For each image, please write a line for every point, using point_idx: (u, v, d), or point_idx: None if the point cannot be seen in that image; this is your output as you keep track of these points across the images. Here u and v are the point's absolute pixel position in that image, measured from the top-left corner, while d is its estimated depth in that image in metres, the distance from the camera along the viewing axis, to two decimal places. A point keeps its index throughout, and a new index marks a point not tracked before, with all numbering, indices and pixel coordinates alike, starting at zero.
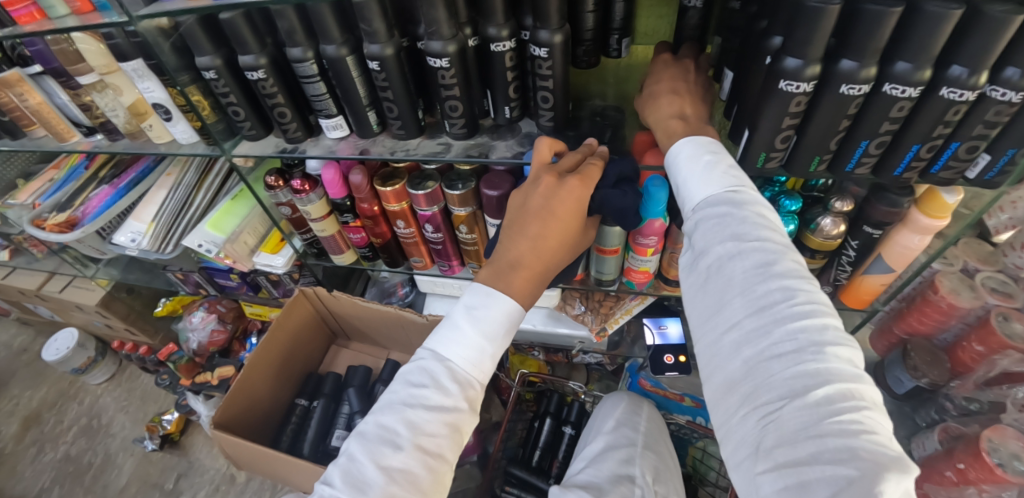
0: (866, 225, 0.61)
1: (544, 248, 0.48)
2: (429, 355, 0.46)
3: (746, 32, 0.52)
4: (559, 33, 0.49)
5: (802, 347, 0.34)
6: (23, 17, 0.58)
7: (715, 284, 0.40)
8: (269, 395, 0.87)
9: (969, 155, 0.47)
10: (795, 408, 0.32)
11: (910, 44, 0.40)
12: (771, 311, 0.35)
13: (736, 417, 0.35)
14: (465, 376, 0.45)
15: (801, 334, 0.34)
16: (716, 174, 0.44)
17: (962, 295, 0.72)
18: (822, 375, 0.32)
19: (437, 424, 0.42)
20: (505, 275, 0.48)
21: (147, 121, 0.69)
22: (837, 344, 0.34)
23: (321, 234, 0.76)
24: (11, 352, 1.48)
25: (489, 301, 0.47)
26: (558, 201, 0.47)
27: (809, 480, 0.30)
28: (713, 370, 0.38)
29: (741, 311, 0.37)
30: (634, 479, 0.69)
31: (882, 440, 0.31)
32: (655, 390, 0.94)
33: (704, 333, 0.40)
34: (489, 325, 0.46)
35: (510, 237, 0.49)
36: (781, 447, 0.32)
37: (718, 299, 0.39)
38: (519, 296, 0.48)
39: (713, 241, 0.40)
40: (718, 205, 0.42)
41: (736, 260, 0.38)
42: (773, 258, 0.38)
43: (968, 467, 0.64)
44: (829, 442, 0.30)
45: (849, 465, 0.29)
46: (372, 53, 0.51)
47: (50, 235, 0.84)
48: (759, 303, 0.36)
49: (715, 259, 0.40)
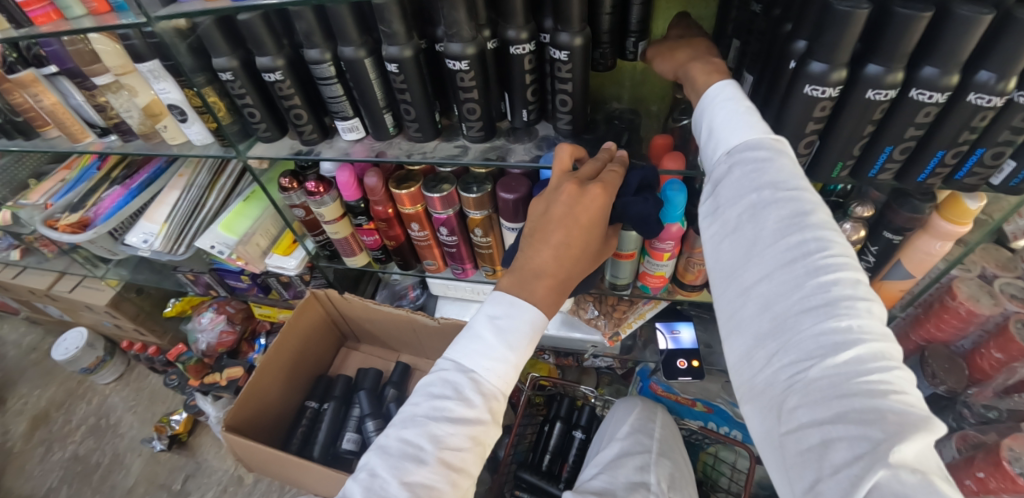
0: (886, 231, 0.60)
1: (567, 256, 0.48)
2: (451, 366, 0.45)
3: (769, 36, 0.52)
4: (579, 36, 0.49)
5: (834, 302, 0.32)
6: (40, 17, 0.58)
7: (743, 233, 0.38)
8: (280, 398, 0.87)
9: (995, 161, 0.47)
10: (825, 365, 0.31)
11: (938, 50, 0.39)
12: (803, 263, 0.34)
13: (761, 372, 0.34)
14: (490, 388, 0.45)
15: (833, 288, 0.33)
16: (750, 124, 0.42)
17: (982, 302, 0.71)
18: (853, 333, 0.32)
19: (461, 438, 0.42)
20: (529, 283, 0.48)
21: (162, 122, 0.68)
22: (869, 302, 0.33)
23: (334, 236, 0.75)
24: (20, 351, 1.48)
25: (512, 310, 0.47)
26: (581, 208, 0.46)
27: (832, 439, 0.29)
28: (739, 322, 0.37)
29: (773, 263, 0.35)
30: (648, 486, 0.68)
31: (909, 400, 0.30)
32: (667, 395, 0.93)
33: (728, 283, 0.38)
34: (513, 334, 0.46)
35: (531, 245, 0.48)
36: (806, 403, 0.31)
37: (748, 249, 0.37)
38: (542, 304, 0.48)
39: (745, 190, 0.39)
40: (754, 152, 0.40)
41: (770, 210, 0.37)
42: (807, 212, 0.36)
43: (988, 476, 0.62)
44: (855, 400, 0.30)
45: (875, 424, 0.28)
46: (391, 55, 0.51)
47: (62, 236, 0.84)
48: (792, 256, 0.35)
49: (746, 209, 0.38)
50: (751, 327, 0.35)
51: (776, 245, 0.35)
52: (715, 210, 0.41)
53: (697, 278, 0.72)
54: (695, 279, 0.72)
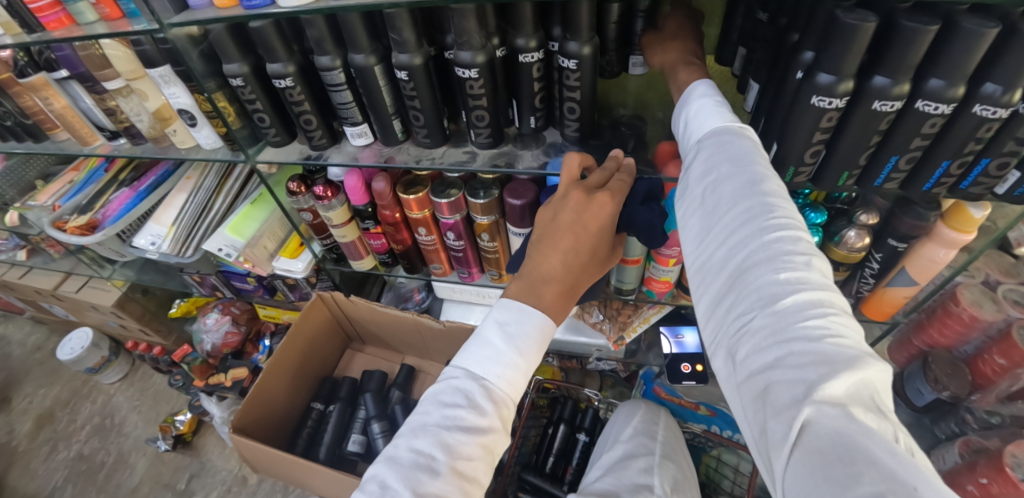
0: (891, 238, 0.60)
1: (575, 262, 0.48)
2: (462, 374, 0.46)
3: (776, 46, 0.52)
4: (588, 45, 0.49)
5: (777, 254, 0.33)
6: (52, 23, 0.59)
7: (703, 208, 0.39)
8: (286, 400, 0.87)
9: (1000, 171, 0.47)
10: (766, 314, 0.31)
11: (944, 63, 0.40)
12: (750, 224, 0.35)
13: (720, 331, 0.35)
14: (500, 395, 0.46)
15: (775, 244, 0.33)
16: (716, 112, 0.44)
17: (985, 308, 0.72)
18: (793, 283, 0.32)
19: (473, 447, 0.42)
20: (538, 288, 0.49)
21: (172, 127, 0.69)
22: (814, 257, 0.33)
23: (342, 240, 0.76)
24: (25, 350, 1.49)
25: (521, 317, 0.48)
26: (589, 215, 0.47)
27: (774, 382, 0.29)
28: (701, 289, 0.38)
29: (725, 228, 0.36)
30: (653, 489, 0.69)
31: (850, 345, 0.29)
32: (669, 398, 0.93)
33: (691, 255, 0.40)
34: (523, 341, 0.47)
35: (540, 251, 0.49)
36: (751, 352, 0.31)
37: (707, 218, 0.38)
38: (550, 310, 0.49)
39: (706, 167, 0.40)
40: (717, 135, 0.42)
41: (725, 180, 0.38)
42: (759, 179, 0.37)
43: (991, 482, 0.62)
44: (792, 343, 0.30)
45: (809, 365, 0.28)
46: (401, 62, 0.51)
47: (71, 238, 0.84)
48: (741, 219, 0.36)
49: (706, 183, 0.40)
50: (710, 290, 0.36)
51: (728, 211, 0.37)
52: (683, 189, 0.43)
53: None
54: None
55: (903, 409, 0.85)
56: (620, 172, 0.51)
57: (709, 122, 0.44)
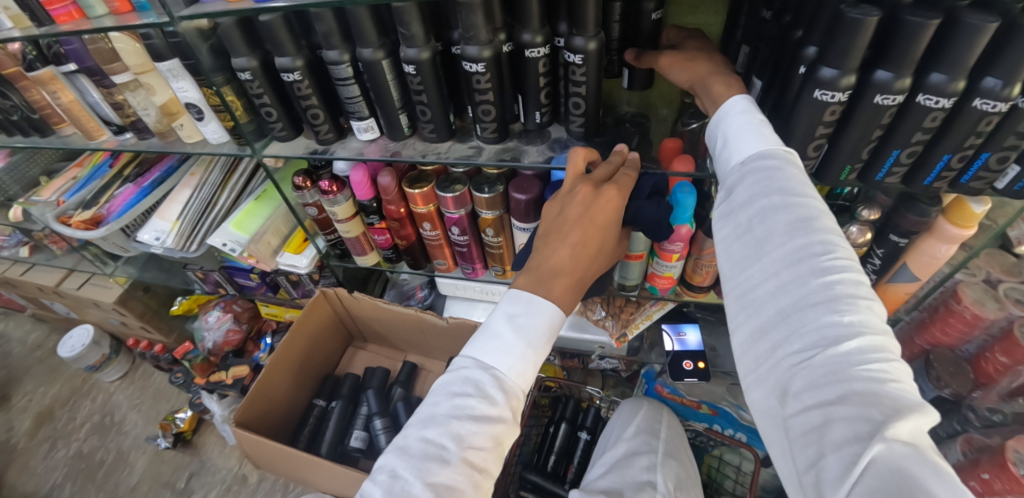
0: (892, 234, 0.60)
1: (583, 255, 0.49)
2: (472, 364, 0.46)
3: (779, 43, 0.53)
4: (594, 40, 0.50)
5: (838, 296, 0.33)
6: (61, 16, 0.59)
7: (752, 237, 0.39)
8: (287, 396, 0.87)
9: (1000, 165, 0.48)
10: (828, 355, 0.32)
11: (945, 57, 0.40)
12: (808, 262, 0.35)
13: (767, 362, 0.36)
14: (510, 385, 0.46)
15: (836, 286, 0.34)
16: (760, 133, 0.44)
17: (987, 306, 0.72)
18: (854, 326, 0.32)
19: (484, 437, 0.42)
20: (547, 281, 0.49)
21: (179, 121, 0.69)
22: (870, 300, 0.34)
23: (346, 235, 0.76)
24: (25, 348, 1.49)
25: (531, 309, 0.48)
26: (596, 209, 0.48)
27: (833, 419, 0.30)
28: (746, 317, 0.38)
29: (779, 262, 0.37)
30: (655, 486, 0.69)
31: (906, 389, 0.31)
32: (672, 397, 0.94)
33: (736, 281, 0.39)
34: (533, 332, 0.47)
35: (547, 245, 0.49)
36: (809, 389, 0.32)
37: (757, 247, 0.38)
38: (560, 301, 0.49)
39: (757, 194, 0.40)
40: (766, 160, 0.41)
41: (780, 212, 0.38)
42: (814, 215, 0.37)
43: (993, 478, 0.63)
44: (854, 385, 0.31)
45: (873, 408, 0.29)
46: (409, 56, 0.52)
47: (76, 232, 0.84)
48: (799, 255, 0.36)
49: (755, 211, 0.39)
50: (758, 321, 0.37)
51: (784, 245, 0.37)
52: (725, 212, 0.42)
53: (704, 280, 0.73)
54: (703, 281, 0.73)
55: None
56: (626, 167, 0.51)
57: (753, 143, 0.43)
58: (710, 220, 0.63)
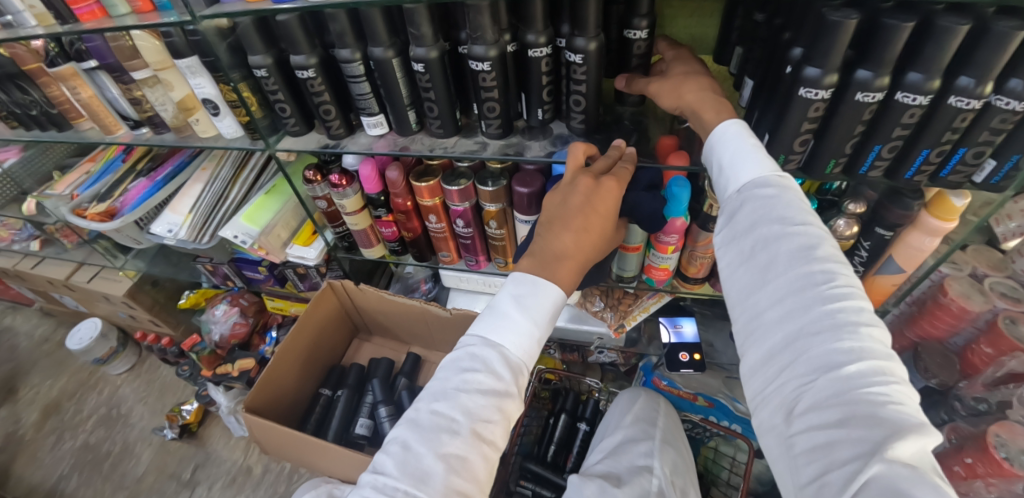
0: (879, 227, 0.63)
1: (586, 239, 0.51)
2: (479, 342, 0.49)
3: (770, 44, 0.56)
4: (594, 40, 0.53)
5: (840, 322, 0.35)
6: (85, 15, 0.62)
7: (755, 264, 0.41)
8: (295, 385, 0.90)
9: (976, 160, 0.50)
10: (829, 379, 0.34)
11: (921, 58, 0.43)
12: (810, 290, 0.37)
13: (772, 385, 0.37)
14: (516, 361, 0.48)
15: (837, 313, 0.35)
16: (759, 161, 0.45)
17: (973, 299, 0.75)
18: (856, 352, 0.34)
19: (492, 410, 0.44)
20: (551, 264, 0.51)
21: (194, 116, 0.72)
22: (872, 325, 0.36)
23: (354, 228, 0.79)
24: (33, 341, 1.51)
25: (535, 290, 0.50)
26: (599, 199, 0.51)
27: (836, 440, 0.32)
28: (752, 341, 0.40)
29: (783, 289, 0.38)
30: (652, 470, 0.72)
31: (908, 411, 0.32)
32: (669, 390, 0.96)
33: (743, 307, 0.41)
34: (538, 311, 0.50)
35: (551, 231, 0.52)
36: (813, 410, 0.34)
37: (761, 275, 0.40)
38: (563, 284, 0.51)
39: (759, 222, 0.42)
40: (766, 188, 0.43)
41: (782, 240, 0.40)
42: (815, 243, 0.39)
43: (977, 462, 0.65)
44: (858, 409, 0.32)
45: (873, 429, 0.31)
46: (418, 55, 0.55)
47: (91, 224, 0.87)
48: (801, 282, 0.38)
49: (758, 239, 0.41)
50: (764, 346, 0.38)
51: (786, 272, 0.39)
52: (729, 238, 0.44)
53: (699, 271, 0.76)
54: (698, 272, 0.76)
55: None
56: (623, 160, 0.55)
57: (752, 171, 0.45)
58: (704, 213, 0.66)
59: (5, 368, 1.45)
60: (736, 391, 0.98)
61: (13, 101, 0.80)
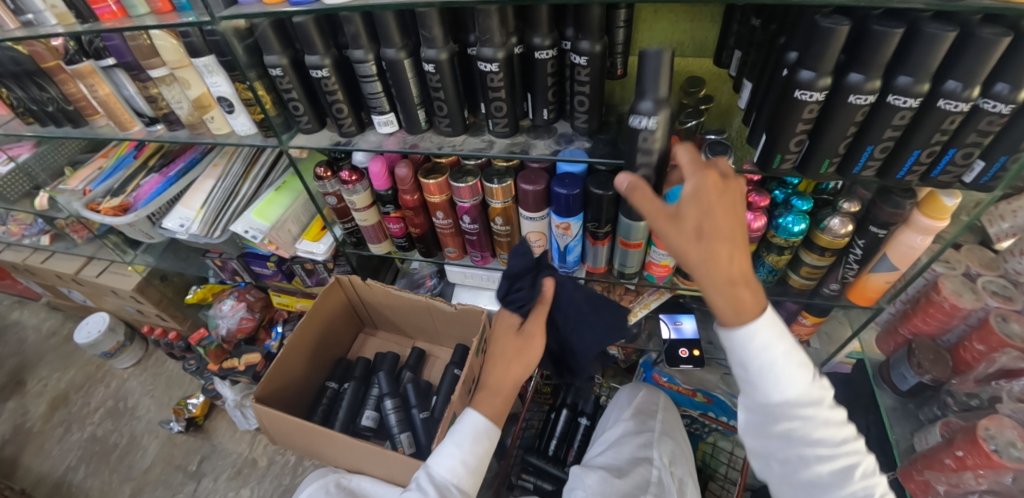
0: (872, 226, 0.65)
1: (501, 393, 0.70)
2: (421, 477, 0.64)
3: (767, 49, 0.58)
4: (598, 43, 0.55)
5: (864, 484, 0.47)
6: (105, 14, 0.64)
7: (795, 458, 0.47)
8: (303, 377, 0.94)
9: (965, 160, 0.52)
10: None
11: (910, 62, 0.46)
12: (843, 473, 0.47)
13: None
14: (442, 481, 0.63)
15: (860, 480, 0.47)
16: (791, 366, 0.46)
17: (965, 297, 0.77)
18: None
19: (418, 492, 0.61)
20: (484, 399, 0.70)
21: (210, 113, 0.74)
22: (869, 462, 0.49)
23: (363, 223, 0.81)
24: (40, 335, 1.53)
25: (462, 425, 0.68)
26: (504, 329, 0.72)
27: None
28: None
29: (824, 471, 0.47)
30: (651, 461, 0.74)
31: None
32: (668, 385, 1.02)
33: (780, 482, 0.50)
34: (460, 435, 0.67)
35: (489, 370, 0.71)
36: None
37: (801, 460, 0.47)
38: (490, 416, 0.69)
39: (793, 417, 0.46)
40: (801, 391, 0.46)
41: (816, 428, 0.47)
42: (835, 421, 0.47)
43: (966, 454, 0.67)
44: None
45: None
46: (429, 56, 0.57)
47: (104, 218, 0.89)
48: (835, 463, 0.47)
49: (796, 440, 0.47)
50: None
51: (825, 458, 0.47)
52: (761, 418, 0.48)
53: None
54: None
55: (889, 395, 0.89)
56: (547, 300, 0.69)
57: (794, 380, 0.46)
58: None
59: (13, 361, 1.47)
60: (735, 388, 1.04)
61: (30, 97, 0.82)
